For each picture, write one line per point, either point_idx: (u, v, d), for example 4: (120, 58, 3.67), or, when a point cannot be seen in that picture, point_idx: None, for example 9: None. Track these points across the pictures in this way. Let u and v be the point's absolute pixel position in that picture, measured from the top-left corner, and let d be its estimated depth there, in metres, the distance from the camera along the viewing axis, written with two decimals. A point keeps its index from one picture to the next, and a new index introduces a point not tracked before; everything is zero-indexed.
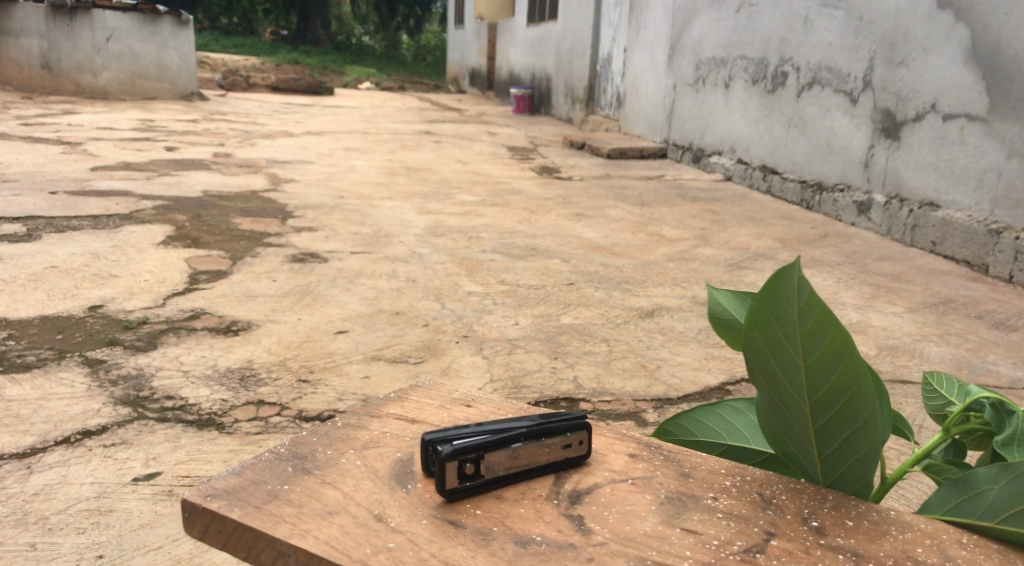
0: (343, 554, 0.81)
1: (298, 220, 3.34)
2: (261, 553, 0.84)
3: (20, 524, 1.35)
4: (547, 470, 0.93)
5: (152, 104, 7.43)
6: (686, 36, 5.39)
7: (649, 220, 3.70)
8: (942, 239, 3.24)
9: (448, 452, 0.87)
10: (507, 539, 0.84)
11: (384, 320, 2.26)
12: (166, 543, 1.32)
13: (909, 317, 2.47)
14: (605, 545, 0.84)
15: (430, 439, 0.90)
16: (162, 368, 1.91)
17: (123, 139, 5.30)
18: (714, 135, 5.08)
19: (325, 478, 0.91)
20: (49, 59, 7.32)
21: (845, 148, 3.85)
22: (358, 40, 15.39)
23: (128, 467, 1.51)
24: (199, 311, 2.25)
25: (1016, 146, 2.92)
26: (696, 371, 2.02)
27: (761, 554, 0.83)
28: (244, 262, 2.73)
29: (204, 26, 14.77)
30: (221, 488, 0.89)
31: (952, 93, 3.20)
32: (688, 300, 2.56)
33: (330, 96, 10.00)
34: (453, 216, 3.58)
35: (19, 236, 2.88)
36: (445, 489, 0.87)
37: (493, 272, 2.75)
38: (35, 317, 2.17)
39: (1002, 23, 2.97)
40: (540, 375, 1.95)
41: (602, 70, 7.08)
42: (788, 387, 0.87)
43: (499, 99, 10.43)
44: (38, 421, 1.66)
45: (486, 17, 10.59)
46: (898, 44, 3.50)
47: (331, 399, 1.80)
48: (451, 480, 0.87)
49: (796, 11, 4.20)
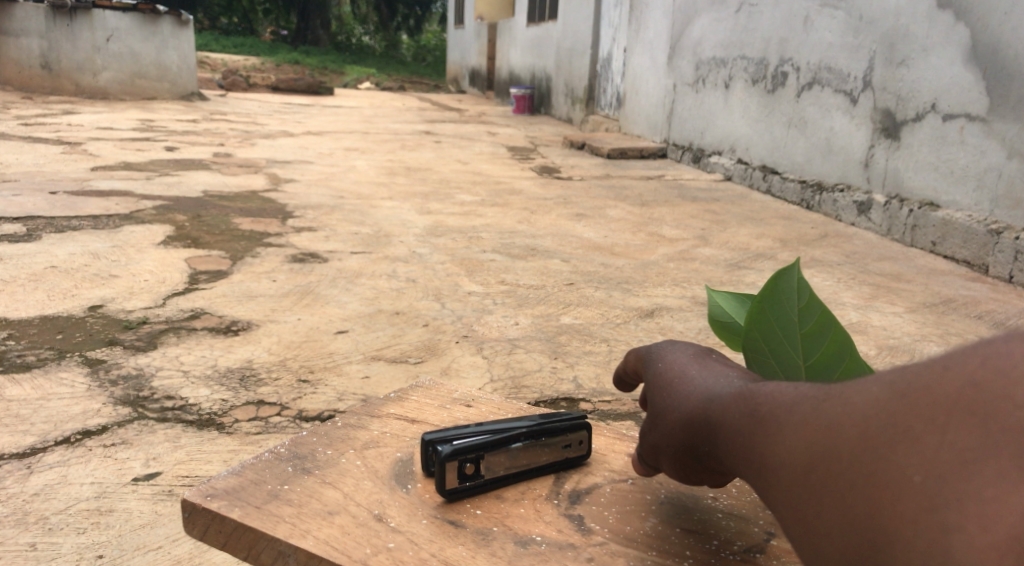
0: (343, 554, 0.80)
1: (298, 220, 3.34)
2: (261, 553, 0.83)
3: (20, 524, 1.35)
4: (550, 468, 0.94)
5: (152, 104, 7.43)
6: (686, 36, 5.38)
7: (648, 220, 3.70)
8: (942, 239, 3.24)
9: (448, 452, 0.86)
10: (508, 539, 0.84)
11: (384, 320, 2.26)
12: (166, 543, 1.32)
13: (910, 317, 2.47)
14: (606, 545, 0.84)
15: (430, 438, 0.90)
16: (162, 368, 1.91)
17: (123, 139, 5.30)
18: (714, 135, 5.08)
19: (325, 478, 0.91)
20: (49, 59, 7.31)
21: (845, 149, 3.85)
22: (358, 40, 15.38)
23: (127, 467, 1.51)
24: (199, 311, 2.25)
25: (1016, 146, 2.92)
26: None
27: (761, 554, 0.84)
28: (245, 262, 2.73)
29: (204, 27, 14.79)
30: (221, 488, 0.88)
31: (952, 93, 3.20)
32: (688, 300, 2.56)
33: (330, 97, 10.01)
34: (453, 216, 3.58)
35: (19, 236, 2.88)
36: (445, 489, 0.87)
37: (493, 272, 2.75)
38: (35, 317, 2.17)
39: (1003, 23, 2.96)
40: (540, 374, 1.95)
41: (602, 70, 7.07)
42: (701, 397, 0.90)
43: (499, 99, 10.42)
44: (37, 421, 1.66)
45: (486, 17, 10.57)
46: (898, 44, 3.49)
47: (331, 399, 1.80)
48: (451, 480, 0.87)
49: (796, 11, 4.20)
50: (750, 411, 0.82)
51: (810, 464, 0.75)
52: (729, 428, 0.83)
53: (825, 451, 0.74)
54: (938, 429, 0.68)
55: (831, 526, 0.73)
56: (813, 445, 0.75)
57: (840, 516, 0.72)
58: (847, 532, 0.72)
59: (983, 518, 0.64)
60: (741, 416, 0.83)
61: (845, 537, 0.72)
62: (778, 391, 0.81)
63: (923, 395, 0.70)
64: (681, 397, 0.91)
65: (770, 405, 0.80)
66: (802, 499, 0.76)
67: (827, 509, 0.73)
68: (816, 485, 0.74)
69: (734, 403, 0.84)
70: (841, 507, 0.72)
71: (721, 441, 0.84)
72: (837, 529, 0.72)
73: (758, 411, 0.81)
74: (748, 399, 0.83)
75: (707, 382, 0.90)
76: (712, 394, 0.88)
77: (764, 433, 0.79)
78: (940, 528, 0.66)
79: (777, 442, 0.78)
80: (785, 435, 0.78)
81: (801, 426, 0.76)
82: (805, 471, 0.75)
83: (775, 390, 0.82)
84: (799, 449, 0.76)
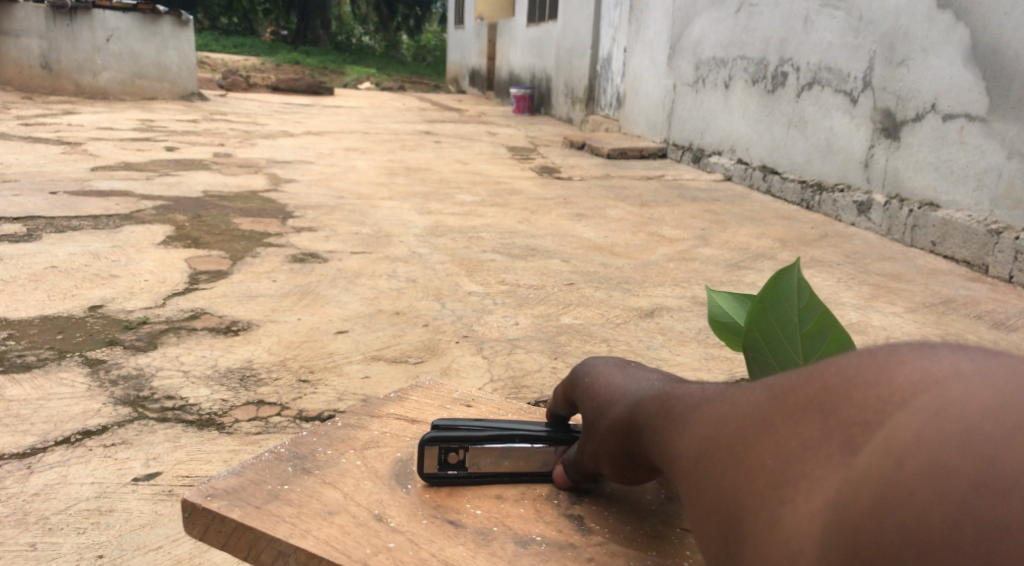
0: (344, 553, 0.80)
1: (298, 220, 3.34)
2: (261, 553, 0.83)
3: (20, 524, 1.35)
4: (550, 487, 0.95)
5: (152, 104, 7.43)
6: (686, 35, 5.38)
7: (648, 220, 3.70)
8: (942, 239, 3.24)
9: (430, 440, 0.91)
10: (508, 539, 0.84)
11: (385, 320, 2.26)
12: (166, 543, 1.32)
13: (910, 317, 2.47)
14: (605, 545, 0.84)
15: (438, 422, 0.95)
16: (162, 368, 1.91)
17: (123, 139, 5.30)
18: (714, 135, 5.08)
19: (325, 478, 0.91)
20: (49, 59, 7.31)
21: (845, 149, 3.86)
22: (358, 40, 15.39)
23: (128, 467, 1.51)
24: (199, 311, 2.25)
25: (1016, 146, 2.93)
26: (696, 371, 2.02)
27: None
28: (245, 262, 2.73)
29: (204, 26, 14.79)
30: (221, 488, 0.88)
31: (952, 93, 3.20)
32: (688, 300, 2.56)
33: (330, 97, 10.02)
34: (453, 216, 3.58)
35: (19, 236, 2.88)
36: (424, 473, 0.92)
37: (493, 272, 2.75)
38: (35, 317, 2.17)
39: (1002, 23, 2.96)
40: (540, 375, 1.95)
41: (602, 70, 7.08)
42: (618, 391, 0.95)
43: (499, 99, 10.43)
44: (38, 421, 1.66)
45: (486, 17, 10.58)
46: (898, 44, 3.49)
47: (331, 399, 1.80)
48: (432, 466, 0.92)
49: (796, 11, 4.20)
50: (657, 409, 0.88)
51: (700, 455, 0.81)
52: (643, 426, 0.88)
53: (712, 442, 0.80)
54: (795, 422, 0.75)
55: (709, 510, 0.79)
56: (705, 435, 0.81)
57: (715, 501, 0.78)
58: (721, 516, 0.77)
59: (815, 497, 0.70)
60: (650, 412, 0.88)
61: (718, 518, 0.78)
62: (684, 393, 0.87)
63: (792, 391, 0.77)
64: (608, 401, 0.94)
65: (677, 404, 0.86)
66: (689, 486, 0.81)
67: (707, 497, 0.79)
68: (700, 473, 0.80)
69: (649, 401, 0.89)
70: (716, 494, 0.78)
71: (638, 438, 0.88)
72: (713, 515, 0.78)
73: (664, 407, 0.87)
74: (660, 398, 0.88)
75: (636, 386, 0.93)
76: (631, 396, 0.92)
77: (666, 427, 0.85)
78: (783, 506, 0.72)
79: (677, 436, 0.84)
80: (684, 428, 0.83)
81: (698, 421, 0.83)
82: (695, 461, 0.81)
83: (686, 393, 0.87)
84: (693, 441, 0.82)
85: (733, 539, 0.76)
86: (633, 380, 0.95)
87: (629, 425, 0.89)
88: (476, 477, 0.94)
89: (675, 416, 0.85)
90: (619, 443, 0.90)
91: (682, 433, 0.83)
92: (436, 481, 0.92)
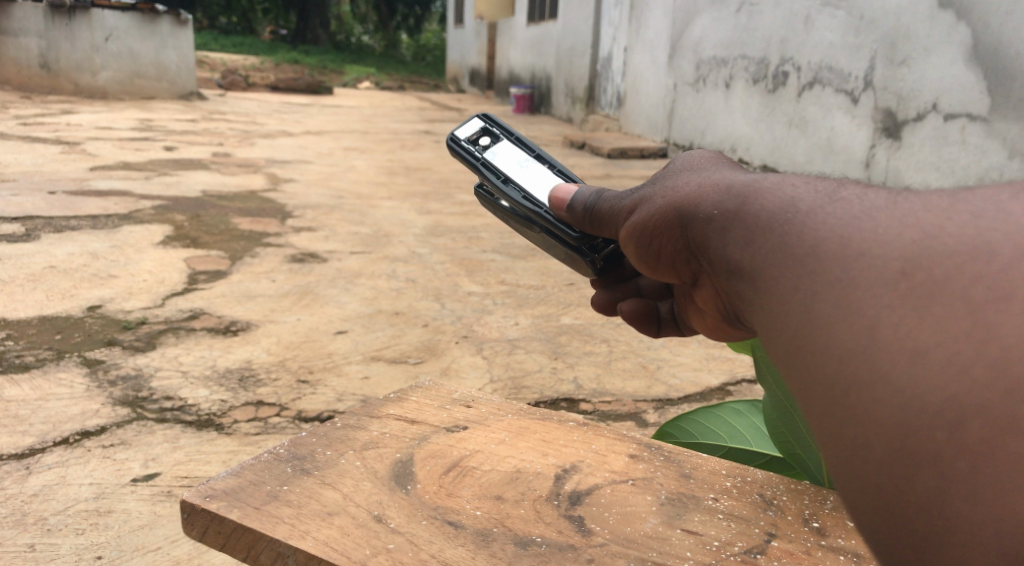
0: (343, 554, 0.79)
1: (297, 220, 3.33)
2: (261, 554, 0.81)
3: (19, 524, 1.34)
4: (532, 210, 0.96)
5: (151, 103, 7.42)
6: (686, 35, 5.39)
7: None
8: None
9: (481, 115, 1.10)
10: (508, 540, 0.82)
11: (384, 320, 2.26)
12: (165, 544, 1.31)
13: None
14: (606, 546, 0.82)
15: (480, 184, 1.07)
16: (161, 368, 1.90)
17: (122, 139, 5.29)
18: (714, 135, 5.09)
19: (324, 478, 0.90)
20: (48, 58, 7.28)
21: (845, 149, 3.87)
22: (357, 41, 15.41)
23: (127, 468, 1.51)
24: (199, 312, 2.25)
25: (1017, 146, 2.93)
26: (697, 371, 2.02)
27: (762, 555, 0.82)
28: (244, 262, 2.72)
29: (203, 25, 14.78)
30: (220, 488, 0.87)
31: (954, 93, 3.20)
32: None
33: (330, 97, 10.02)
34: (453, 216, 3.57)
35: (17, 236, 2.87)
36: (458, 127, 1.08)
37: (493, 272, 2.74)
38: (34, 317, 2.16)
39: (1004, 22, 2.93)
40: (540, 375, 1.94)
41: (602, 69, 7.08)
42: (706, 187, 0.64)
43: (499, 99, 10.42)
44: (37, 421, 1.65)
45: (487, 17, 10.58)
46: (898, 44, 3.48)
47: (331, 399, 1.79)
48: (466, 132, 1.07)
49: (796, 11, 4.20)
50: (791, 203, 0.57)
51: (910, 271, 0.51)
52: (764, 223, 0.57)
53: (951, 257, 0.50)
54: None
55: (931, 370, 0.49)
56: (926, 243, 0.51)
57: (954, 357, 0.49)
58: (961, 386, 0.48)
59: None
60: (780, 206, 0.57)
61: (956, 390, 0.48)
62: (840, 187, 0.57)
63: None
64: (693, 181, 0.67)
65: (837, 204, 0.55)
66: (871, 310, 0.51)
67: (929, 343, 0.49)
68: (914, 302, 0.50)
69: (778, 191, 0.58)
70: (959, 344, 0.49)
71: (737, 246, 0.59)
72: (942, 380, 0.49)
73: (820, 198, 0.56)
74: (795, 187, 0.58)
75: (721, 176, 0.65)
76: (730, 180, 0.62)
77: (823, 227, 0.55)
78: None
79: (858, 243, 0.53)
80: (871, 230, 0.53)
81: (901, 222, 0.53)
82: (896, 282, 0.51)
83: (856, 188, 0.57)
84: (895, 249, 0.52)
85: (984, 413, 0.48)
86: (718, 166, 0.69)
87: (731, 220, 0.60)
88: (476, 476, 0.92)
89: (843, 214, 0.55)
90: (694, 237, 0.63)
91: (866, 237, 0.53)
92: (435, 480, 0.90)
